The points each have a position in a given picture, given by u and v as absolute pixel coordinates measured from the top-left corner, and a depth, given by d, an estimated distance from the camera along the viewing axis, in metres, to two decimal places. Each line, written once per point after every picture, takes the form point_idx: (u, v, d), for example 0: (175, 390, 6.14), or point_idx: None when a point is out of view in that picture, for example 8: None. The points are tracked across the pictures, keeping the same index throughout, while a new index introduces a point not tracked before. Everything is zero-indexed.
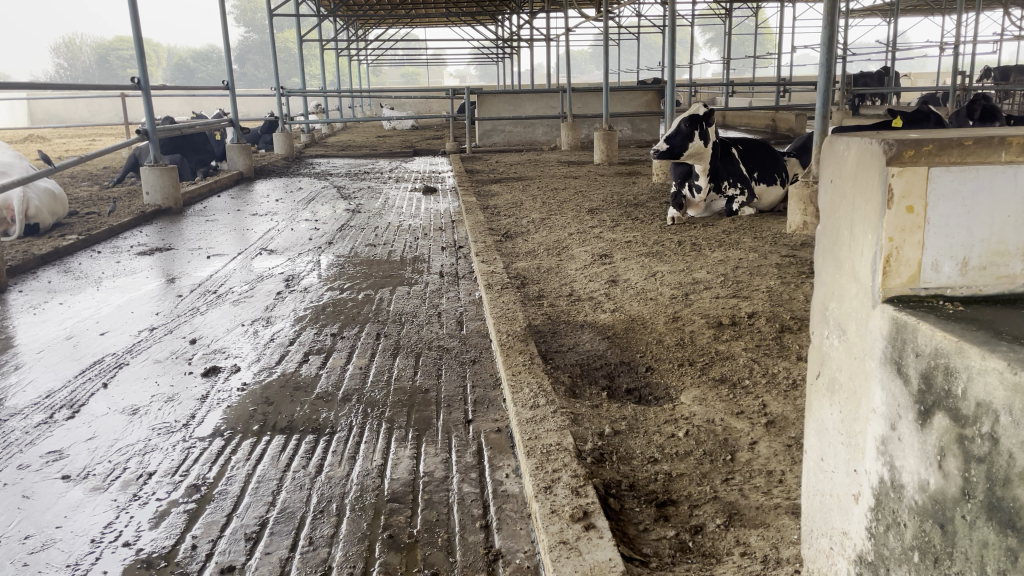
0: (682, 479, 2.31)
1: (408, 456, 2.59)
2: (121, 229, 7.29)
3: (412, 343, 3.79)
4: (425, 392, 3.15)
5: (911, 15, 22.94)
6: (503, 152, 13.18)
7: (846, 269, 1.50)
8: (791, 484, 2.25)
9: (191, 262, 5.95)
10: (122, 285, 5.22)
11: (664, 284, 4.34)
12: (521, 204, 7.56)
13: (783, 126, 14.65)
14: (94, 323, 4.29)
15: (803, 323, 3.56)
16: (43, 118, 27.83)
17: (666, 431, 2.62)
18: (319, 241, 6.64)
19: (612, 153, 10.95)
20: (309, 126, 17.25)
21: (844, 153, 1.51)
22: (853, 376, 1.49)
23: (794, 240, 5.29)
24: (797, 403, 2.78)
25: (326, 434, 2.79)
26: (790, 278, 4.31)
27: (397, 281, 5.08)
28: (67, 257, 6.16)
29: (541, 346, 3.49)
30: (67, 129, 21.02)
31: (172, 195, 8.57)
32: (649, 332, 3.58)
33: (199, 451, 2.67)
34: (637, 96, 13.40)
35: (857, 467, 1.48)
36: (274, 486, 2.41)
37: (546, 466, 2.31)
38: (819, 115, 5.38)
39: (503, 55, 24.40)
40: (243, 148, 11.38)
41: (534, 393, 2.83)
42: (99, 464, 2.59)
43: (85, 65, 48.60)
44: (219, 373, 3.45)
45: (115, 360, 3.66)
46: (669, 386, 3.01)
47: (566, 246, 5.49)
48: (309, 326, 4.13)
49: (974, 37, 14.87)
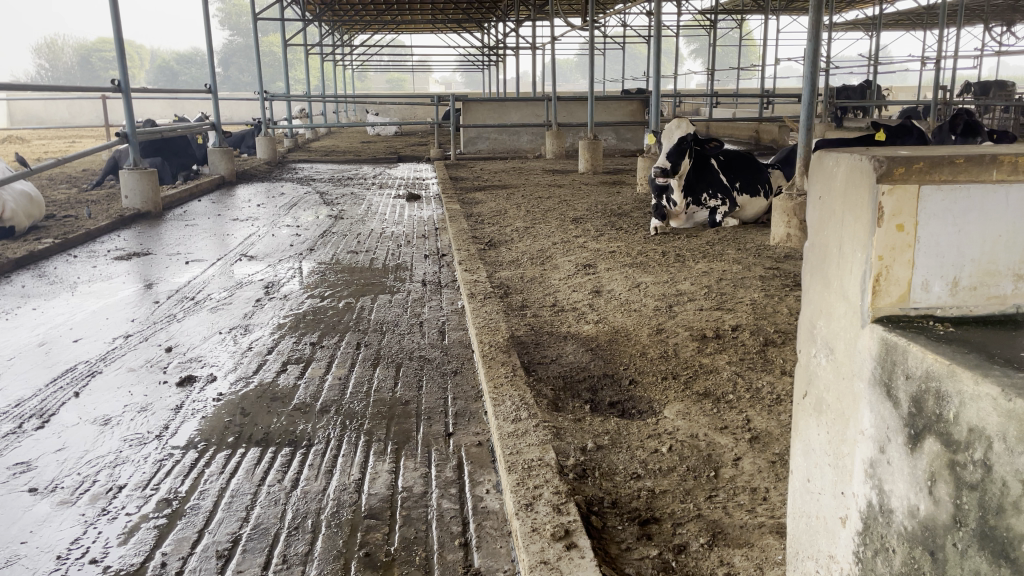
0: (665, 496, 2.27)
1: (387, 470, 2.54)
2: (98, 234, 7.18)
3: (393, 353, 3.73)
4: (405, 404, 3.09)
5: (893, 29, 23.14)
6: (488, 160, 13.15)
7: (834, 288, 1.47)
8: (775, 502, 2.22)
9: (169, 268, 5.86)
10: (98, 290, 5.13)
11: (648, 295, 4.31)
12: (505, 212, 7.53)
13: (767, 137, 14.73)
14: (67, 330, 4.20)
15: (787, 336, 3.54)
16: (22, 119, 27.58)
17: (649, 446, 2.59)
18: (300, 248, 6.56)
19: (597, 162, 10.95)
20: (292, 131, 17.16)
21: (832, 169, 1.49)
22: (841, 397, 1.45)
23: (777, 252, 5.28)
24: (781, 418, 2.75)
25: (302, 446, 2.73)
26: (774, 290, 4.30)
27: (379, 289, 5.03)
28: (41, 261, 6.05)
29: (524, 358, 3.45)
30: (47, 131, 20.81)
31: (151, 199, 8.49)
32: (632, 345, 3.55)
33: (172, 464, 2.60)
34: (622, 106, 13.43)
35: (844, 490, 1.45)
36: (248, 501, 2.35)
37: (527, 482, 2.26)
38: (803, 127, 5.38)
39: (488, 62, 24.38)
40: (224, 152, 11.28)
41: (515, 406, 2.79)
42: (68, 477, 2.52)
43: (66, 66, 48.24)
44: (194, 382, 3.38)
45: (88, 368, 3.57)
46: (653, 400, 2.97)
47: (550, 255, 5.46)
48: (288, 335, 4.06)
49: (957, 51, 15.02)
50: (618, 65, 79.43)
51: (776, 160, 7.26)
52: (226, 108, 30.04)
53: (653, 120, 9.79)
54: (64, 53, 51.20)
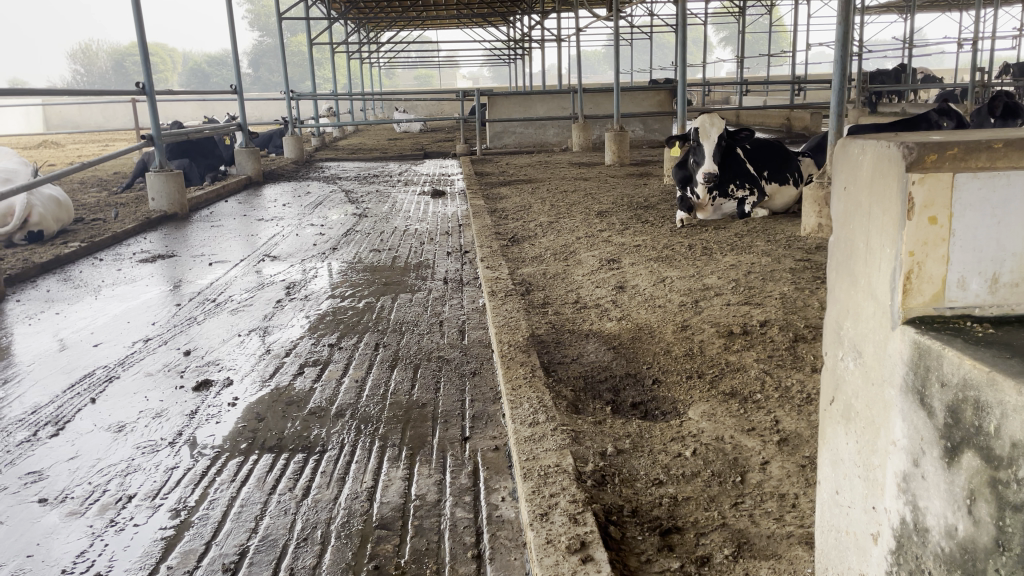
0: (688, 504, 2.17)
1: (400, 477, 2.46)
2: (125, 236, 7.22)
3: (412, 354, 3.66)
4: (421, 407, 3.02)
5: (928, 10, 22.59)
6: (513, 154, 13.06)
7: (861, 286, 1.36)
8: (805, 509, 2.11)
9: (194, 269, 5.85)
10: (122, 293, 5.14)
11: (673, 290, 4.20)
12: (529, 206, 7.44)
13: (798, 125, 14.46)
14: (88, 334, 4.20)
15: (819, 332, 3.40)
16: (58, 122, 28.02)
17: (672, 450, 2.48)
18: (324, 247, 6.53)
19: (624, 154, 10.80)
20: (319, 129, 17.23)
21: (858, 157, 1.37)
22: (871, 404, 1.34)
23: (808, 243, 5.12)
24: (812, 419, 2.63)
25: (316, 453, 2.67)
26: (804, 283, 4.15)
27: (401, 288, 4.96)
28: (68, 265, 6.09)
29: (544, 357, 3.35)
30: (81, 135, 21.15)
31: (177, 201, 8.53)
32: (656, 342, 3.43)
33: (183, 472, 2.55)
34: (648, 96, 13.24)
35: (876, 504, 1.34)
36: (257, 511, 2.29)
37: (543, 490, 2.17)
38: (834, 113, 5.19)
39: (515, 56, 24.24)
40: (251, 152, 11.31)
41: (533, 409, 2.70)
42: (78, 486, 2.48)
43: (102, 71, 49.13)
44: (211, 387, 3.33)
45: (106, 373, 3.55)
46: (677, 400, 2.86)
47: (573, 251, 5.35)
48: (308, 336, 4.01)
49: (994, 32, 14.59)
50: (646, 55, 78.80)
51: (807, 148, 7.09)
52: (255, 107, 30.32)
53: (680, 109, 9.61)
54: (98, 58, 52.19)
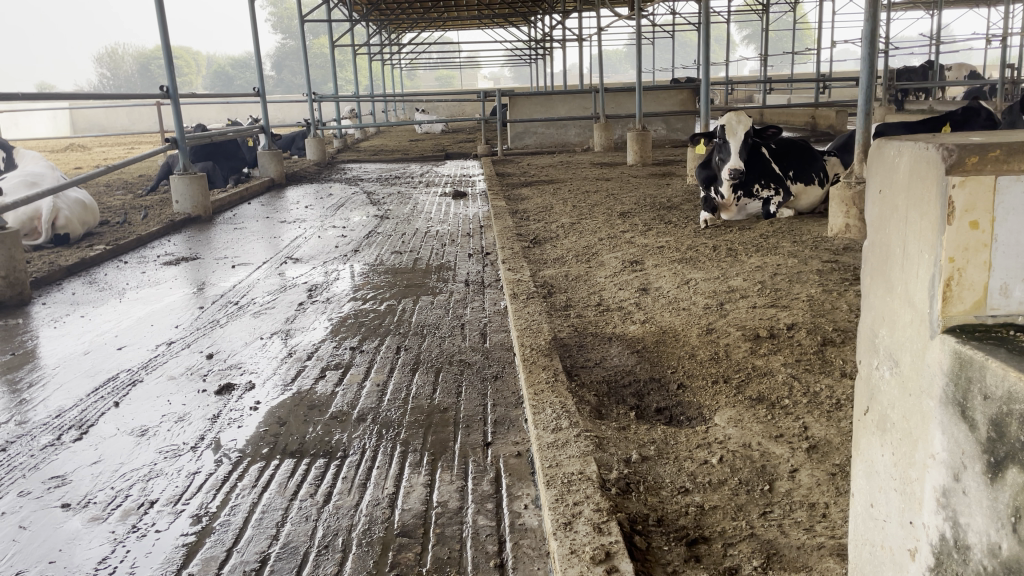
0: (715, 513, 2.13)
1: (422, 484, 2.44)
2: (149, 239, 7.28)
3: (433, 357, 3.64)
4: (443, 411, 2.99)
5: (954, 7, 22.26)
6: (535, 155, 13.03)
7: (898, 293, 1.31)
8: (837, 520, 2.05)
9: (217, 272, 5.88)
10: (145, 296, 5.17)
11: (697, 292, 4.15)
12: (551, 207, 7.40)
13: (823, 123, 14.30)
14: (113, 338, 4.21)
15: (848, 335, 3.34)
16: (84, 126, 28.41)
17: (698, 457, 2.44)
18: (346, 249, 6.54)
19: (646, 154, 10.71)
20: (342, 131, 17.29)
21: (894, 160, 1.32)
22: (908, 415, 1.29)
23: (835, 244, 5.04)
24: (842, 426, 2.57)
25: (337, 458, 2.65)
26: (832, 285, 4.08)
27: (423, 290, 4.95)
28: (93, 268, 6.13)
29: (566, 361, 3.31)
30: (107, 138, 21.41)
31: (201, 204, 8.57)
32: (681, 346, 3.38)
33: (204, 477, 2.54)
34: (671, 96, 13.14)
35: (913, 519, 1.29)
36: (278, 517, 2.27)
37: (567, 498, 2.14)
38: (862, 112, 5.10)
39: (536, 56, 24.18)
40: (273, 154, 11.36)
41: (556, 415, 2.66)
42: (100, 491, 2.48)
43: (127, 74, 49.80)
44: (233, 391, 3.33)
45: (129, 376, 3.56)
46: (703, 406, 2.82)
47: (596, 252, 5.31)
48: (330, 339, 4.00)
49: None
50: (667, 54, 78.45)
51: (832, 146, 6.99)
52: (277, 110, 30.55)
53: (703, 109, 9.52)
54: (124, 62, 52.84)
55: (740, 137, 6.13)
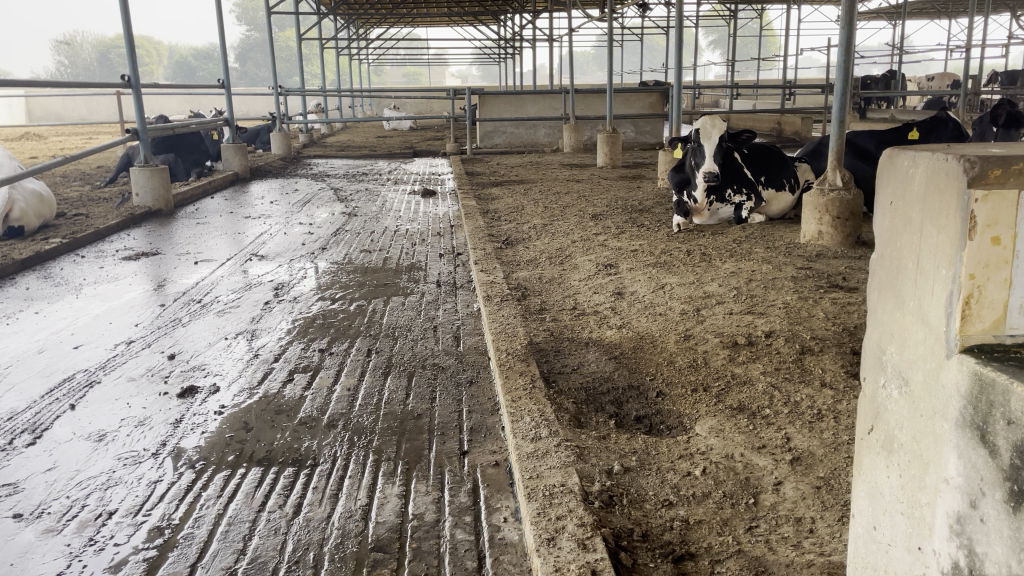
0: (700, 528, 2.07)
1: (396, 495, 2.35)
2: (108, 232, 7.05)
3: (405, 360, 3.54)
4: (417, 418, 2.90)
5: (916, 18, 22.63)
6: (504, 154, 12.94)
7: (911, 308, 1.26)
8: (824, 535, 2.01)
9: (178, 268, 5.70)
10: (104, 292, 4.98)
11: (673, 297, 4.11)
12: (522, 208, 7.33)
13: (789, 129, 14.41)
14: (69, 335, 4.04)
15: (825, 343, 3.32)
16: (41, 115, 27.58)
17: (681, 469, 2.38)
18: (313, 246, 6.40)
19: (616, 156, 10.69)
20: (308, 126, 17.04)
21: (908, 170, 1.27)
22: (919, 436, 1.24)
23: (808, 250, 5.04)
24: (825, 438, 2.53)
25: (307, 467, 2.55)
26: (807, 292, 4.07)
27: (392, 291, 4.85)
28: (49, 262, 5.91)
29: (543, 367, 3.24)
30: (65, 128, 20.83)
31: (162, 197, 8.34)
32: (659, 353, 3.33)
33: (166, 486, 2.42)
34: (640, 98, 13.16)
35: (922, 545, 1.24)
36: (246, 531, 2.17)
37: (549, 512, 2.07)
38: (836, 119, 5.11)
39: (504, 55, 24.09)
40: (238, 148, 11.13)
41: (535, 423, 2.59)
42: (55, 501, 2.35)
43: (85, 63, 48.72)
44: (196, 394, 3.20)
45: (86, 377, 3.41)
46: (683, 415, 2.77)
47: (569, 254, 5.25)
48: (297, 340, 3.88)
49: (984, 40, 14.58)
50: (635, 56, 78.82)
51: (803, 152, 7.02)
52: (242, 103, 30.06)
53: (674, 113, 9.53)
54: (83, 51, 51.61)
55: (715, 142, 6.08)
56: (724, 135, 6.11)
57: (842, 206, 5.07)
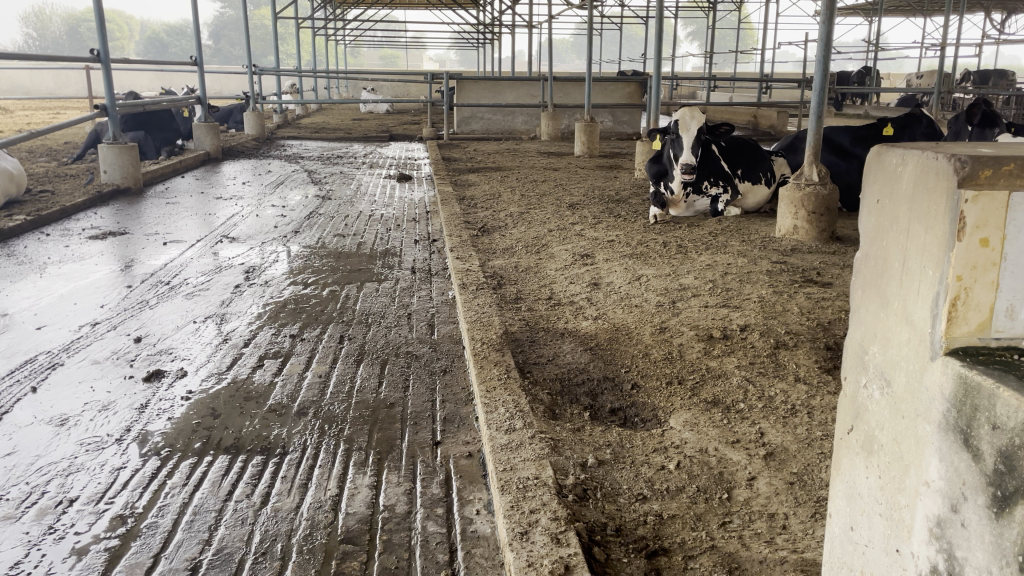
0: (674, 523, 2.06)
1: (367, 485, 2.31)
2: (74, 211, 6.89)
3: (378, 348, 3.49)
4: (389, 407, 2.86)
5: (892, 16, 22.77)
6: (481, 141, 12.85)
7: (895, 309, 1.24)
8: (797, 532, 2.01)
9: (147, 249, 5.59)
10: (69, 272, 4.87)
11: (649, 289, 4.10)
12: (499, 195, 7.29)
13: (765, 122, 14.47)
14: (31, 315, 3.94)
15: (800, 338, 3.32)
16: (7, 88, 26.82)
17: (655, 463, 2.37)
18: (285, 229, 6.31)
19: (593, 145, 10.66)
20: (283, 107, 16.82)
21: (897, 168, 1.26)
22: (899, 439, 1.23)
23: (783, 245, 5.06)
24: (799, 433, 2.53)
25: (276, 456, 2.50)
26: (782, 287, 4.08)
27: (366, 277, 4.78)
28: (12, 239, 5.77)
29: (518, 357, 3.21)
30: (31, 102, 20.28)
31: (131, 175, 8.17)
32: (634, 345, 3.32)
33: (130, 474, 2.36)
34: (619, 88, 13.14)
35: (900, 548, 1.23)
36: (211, 520, 2.12)
37: (522, 505, 2.04)
38: (814, 114, 5.12)
39: (483, 41, 23.92)
40: (210, 127, 10.94)
41: (509, 414, 2.56)
42: (14, 487, 2.28)
43: (54, 37, 47.67)
44: (162, 378, 3.13)
45: (49, 359, 3.32)
46: (658, 408, 2.75)
47: (545, 243, 5.23)
48: (267, 325, 3.82)
49: (959, 39, 14.71)
50: (614, 45, 78.62)
51: (779, 147, 7.04)
52: (214, 82, 29.56)
53: (652, 103, 9.52)
54: (52, 24, 50.49)
55: (694, 134, 6.05)
56: (703, 128, 6.10)
57: (817, 200, 5.09)
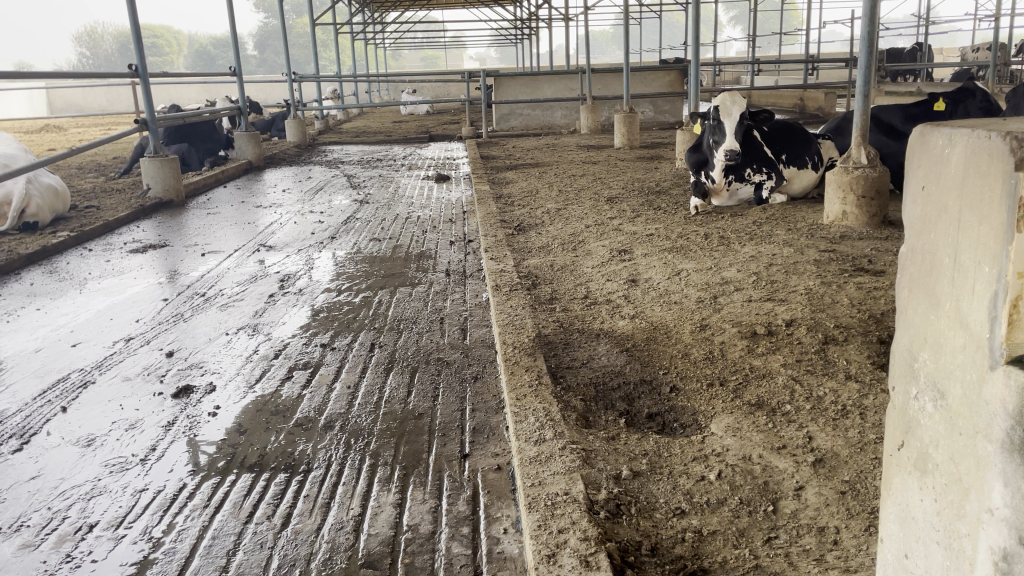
0: (715, 540, 1.92)
1: (391, 504, 2.22)
2: (117, 225, 6.97)
3: (409, 355, 3.41)
4: (417, 418, 2.77)
5: None
6: (519, 137, 12.71)
7: (947, 310, 1.08)
8: (849, 548, 1.85)
9: (186, 260, 5.60)
10: (108, 287, 4.88)
11: (688, 284, 3.94)
12: (536, 192, 7.17)
13: (811, 105, 14.03)
14: (67, 333, 3.95)
15: (850, 333, 3.12)
16: (61, 107, 27.61)
17: (695, 473, 2.22)
18: (321, 235, 6.28)
19: (634, 136, 10.43)
20: (324, 112, 16.94)
21: (943, 150, 1.10)
22: (956, 457, 1.07)
23: (832, 232, 4.83)
24: (850, 437, 2.35)
25: (299, 473, 2.42)
26: (830, 277, 3.87)
27: (401, 281, 4.71)
28: (55, 256, 5.85)
29: (551, 361, 3.09)
30: (83, 118, 20.87)
31: (173, 187, 8.24)
32: (673, 344, 3.17)
33: (151, 496, 2.30)
34: (658, 77, 12.86)
35: None
36: (230, 545, 2.04)
37: (550, 524, 1.93)
38: (859, 94, 4.87)
39: (522, 37, 23.74)
40: (251, 136, 11.03)
41: (539, 424, 2.44)
42: (35, 513, 2.24)
43: (106, 55, 49.11)
44: (192, 394, 3.09)
45: (81, 377, 3.30)
46: (697, 412, 2.61)
47: (582, 240, 5.08)
48: (299, 335, 3.75)
49: (1015, 10, 14.02)
50: (655, 33, 77.68)
51: (827, 129, 6.76)
52: (259, 90, 30.06)
53: (693, 90, 9.27)
54: (104, 42, 52.04)
55: (735, 120, 5.82)
56: (744, 114, 5.86)
57: (867, 184, 4.84)
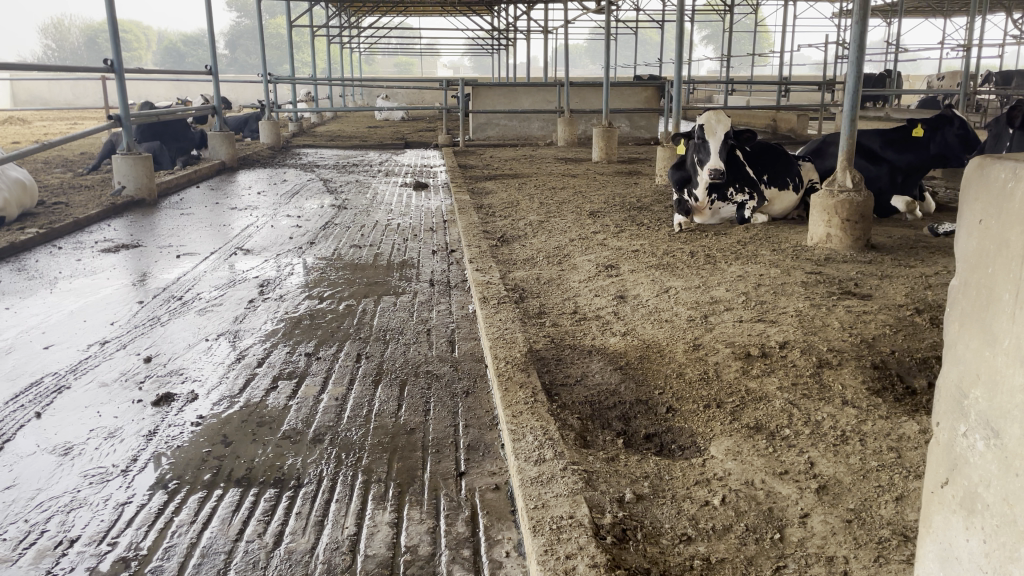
0: (723, 568, 1.88)
1: (387, 523, 2.15)
2: (87, 223, 6.79)
3: (397, 367, 3.33)
4: (410, 433, 2.70)
5: (911, 17, 22.33)
6: (495, 147, 12.69)
7: (1007, 348, 1.05)
8: None
9: (160, 261, 5.46)
10: (79, 287, 4.73)
11: (678, 302, 3.92)
12: (517, 203, 7.14)
13: (784, 126, 14.21)
14: (39, 334, 3.82)
15: (844, 356, 3.12)
16: (27, 101, 26.99)
17: (698, 497, 2.19)
18: (299, 240, 6.17)
19: (611, 151, 10.46)
20: (298, 115, 16.75)
21: (1008, 185, 1.08)
22: (1012, 499, 1.05)
23: (816, 254, 4.86)
24: (852, 463, 2.34)
25: (290, 488, 2.34)
26: (818, 299, 3.88)
27: (384, 289, 4.63)
28: (24, 253, 5.68)
29: (544, 377, 3.05)
30: (49, 112, 20.44)
31: (146, 186, 8.07)
32: (667, 364, 3.14)
33: (134, 510, 2.21)
34: (635, 92, 12.92)
35: None
36: (220, 564, 1.96)
37: (557, 549, 1.88)
38: (847, 118, 4.91)
39: (499, 48, 23.79)
40: (225, 136, 10.86)
41: (538, 444, 2.39)
42: (10, 526, 2.13)
43: (73, 48, 48.20)
44: (172, 402, 2.98)
45: (55, 381, 3.18)
46: (696, 433, 2.58)
47: (568, 254, 5.06)
48: (280, 344, 3.66)
49: (984, 41, 14.34)
50: (629, 49, 78.32)
51: (806, 150, 6.83)
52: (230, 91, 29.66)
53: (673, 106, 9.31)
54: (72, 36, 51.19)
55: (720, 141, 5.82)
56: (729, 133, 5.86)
57: (852, 208, 4.88)
